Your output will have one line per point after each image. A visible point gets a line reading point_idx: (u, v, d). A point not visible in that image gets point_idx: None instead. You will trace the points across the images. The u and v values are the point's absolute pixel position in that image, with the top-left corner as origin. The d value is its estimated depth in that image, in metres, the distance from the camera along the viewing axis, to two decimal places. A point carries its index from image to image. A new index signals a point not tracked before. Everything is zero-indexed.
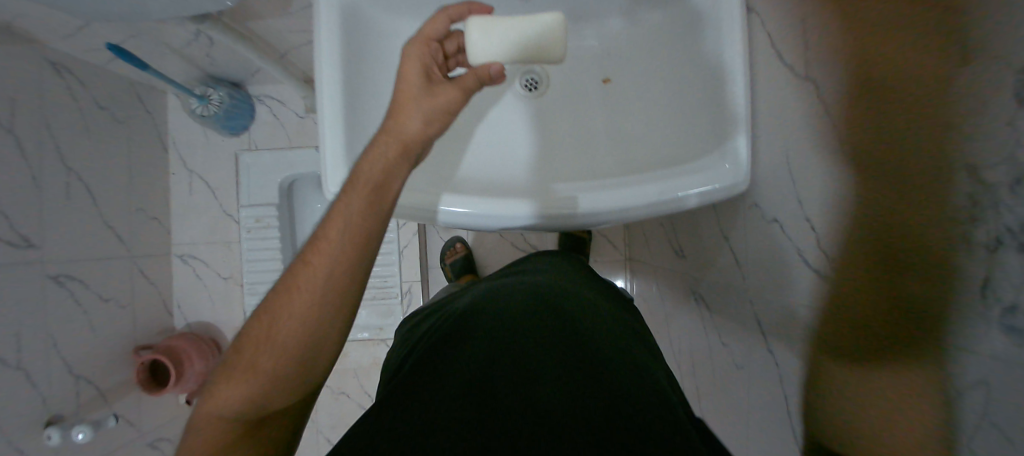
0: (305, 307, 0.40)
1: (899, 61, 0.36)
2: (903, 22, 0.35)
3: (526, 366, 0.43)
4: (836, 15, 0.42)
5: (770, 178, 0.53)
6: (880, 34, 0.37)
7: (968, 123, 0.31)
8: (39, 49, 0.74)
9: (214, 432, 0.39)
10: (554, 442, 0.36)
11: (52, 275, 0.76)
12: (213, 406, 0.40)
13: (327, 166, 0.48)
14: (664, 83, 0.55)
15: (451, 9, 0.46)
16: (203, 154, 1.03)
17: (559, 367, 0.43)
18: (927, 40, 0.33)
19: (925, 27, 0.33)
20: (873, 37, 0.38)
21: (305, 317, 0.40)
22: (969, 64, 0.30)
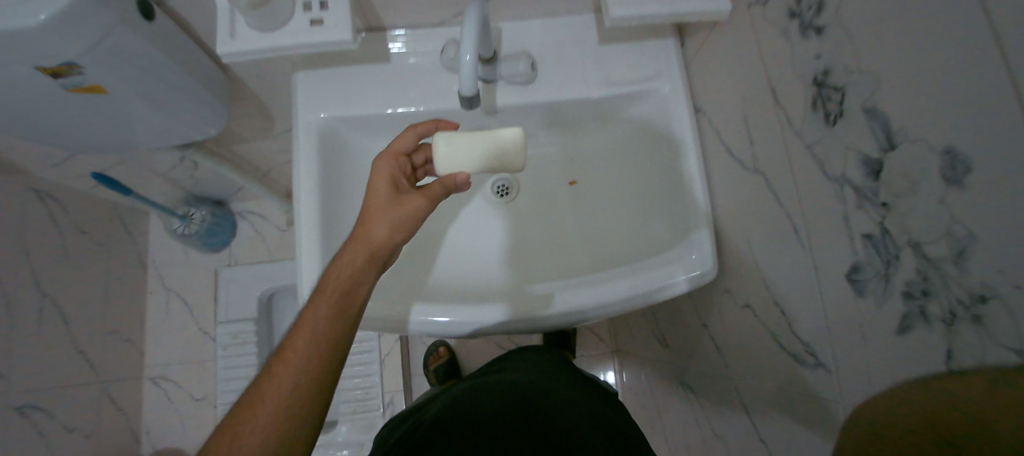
0: (268, 424, 0.37)
1: (832, 150, 0.39)
2: (831, 117, 0.39)
3: None
4: (771, 110, 0.47)
5: (737, 265, 0.56)
6: (813, 128, 0.41)
7: (904, 205, 0.33)
8: (28, 180, 0.76)
9: None
10: None
11: (17, 407, 0.72)
12: None
13: (304, 278, 0.49)
14: (626, 177, 0.60)
15: (419, 126, 0.50)
16: (183, 270, 1.04)
17: None
18: (851, 134, 0.37)
19: (851, 121, 0.37)
20: (806, 134, 0.42)
21: (269, 435, 0.37)
22: (895, 149, 0.33)
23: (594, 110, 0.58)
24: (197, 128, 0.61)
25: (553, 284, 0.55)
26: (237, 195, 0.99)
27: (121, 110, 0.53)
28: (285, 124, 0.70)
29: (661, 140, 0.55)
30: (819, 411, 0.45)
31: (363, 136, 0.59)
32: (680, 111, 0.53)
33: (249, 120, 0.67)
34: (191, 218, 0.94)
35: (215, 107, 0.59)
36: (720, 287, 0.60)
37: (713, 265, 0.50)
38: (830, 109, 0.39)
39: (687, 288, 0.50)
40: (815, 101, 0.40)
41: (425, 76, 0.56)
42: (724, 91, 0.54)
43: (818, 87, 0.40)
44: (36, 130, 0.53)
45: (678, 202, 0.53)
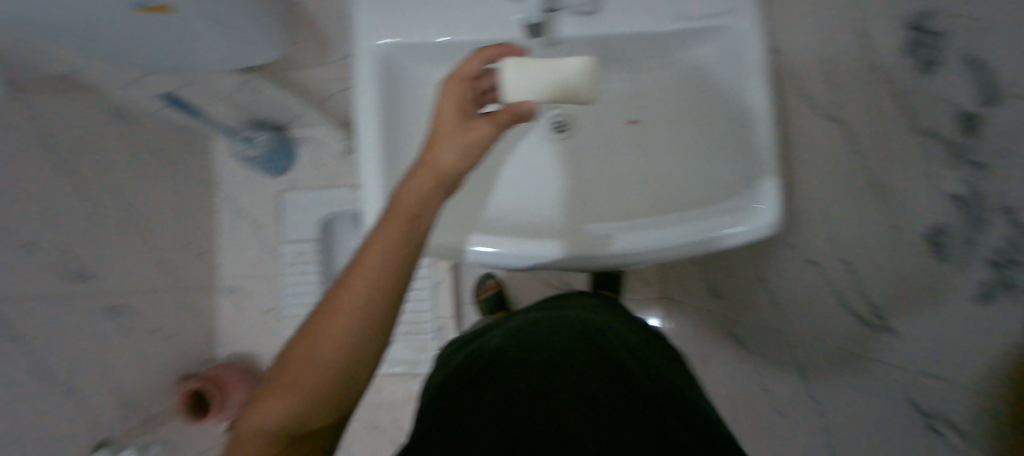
0: (343, 334, 0.40)
1: (926, 103, 0.36)
2: (927, 64, 0.36)
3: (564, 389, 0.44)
4: (857, 55, 0.43)
5: (806, 219, 0.53)
6: (910, 74, 0.38)
7: (1004, 164, 0.31)
8: (98, 96, 0.80)
9: (256, 445, 0.39)
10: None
11: (109, 309, 0.80)
12: (253, 421, 0.40)
13: (367, 205, 0.51)
14: (693, 119, 0.56)
15: (486, 50, 0.48)
16: (247, 193, 1.08)
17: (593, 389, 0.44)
18: (952, 83, 0.34)
19: (951, 69, 0.34)
20: (900, 81, 0.39)
21: (343, 344, 0.40)
22: (999, 105, 0.31)
23: (659, 46, 0.54)
24: (259, 53, 0.62)
25: (608, 227, 0.54)
26: (296, 122, 1.00)
27: (189, 35, 0.54)
28: (340, 53, 0.70)
29: (728, 87, 0.52)
30: (881, 367, 0.44)
31: (421, 64, 0.58)
32: (756, 51, 0.49)
33: (309, 46, 0.67)
34: (254, 141, 0.97)
35: (272, 32, 0.59)
36: (784, 241, 0.58)
37: (774, 220, 0.47)
38: (926, 55, 0.36)
39: (743, 240, 0.48)
40: (913, 47, 0.37)
41: (488, 3, 0.53)
42: (805, 29, 0.49)
43: (914, 32, 0.37)
44: (116, 54, 0.56)
45: (744, 151, 0.50)
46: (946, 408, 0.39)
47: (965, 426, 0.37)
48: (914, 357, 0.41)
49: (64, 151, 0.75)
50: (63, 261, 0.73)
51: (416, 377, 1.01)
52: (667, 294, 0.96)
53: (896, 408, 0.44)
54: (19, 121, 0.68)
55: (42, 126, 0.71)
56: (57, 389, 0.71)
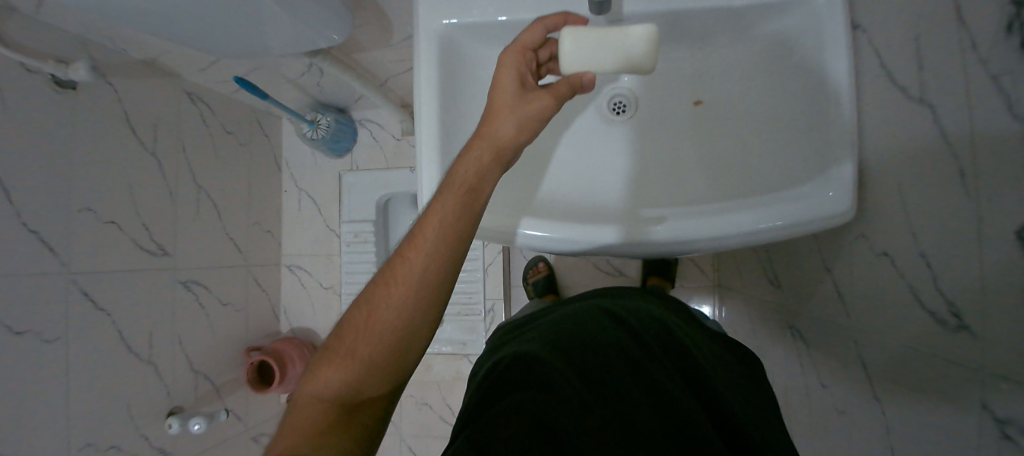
0: (401, 299, 0.42)
1: None
2: None
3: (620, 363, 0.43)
4: (952, 31, 0.40)
5: (879, 207, 0.50)
6: (1003, 54, 0.35)
7: None
8: (180, 80, 0.85)
9: (315, 409, 0.40)
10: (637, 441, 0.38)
11: (182, 280, 0.86)
12: (315, 385, 0.41)
13: (423, 183, 0.52)
14: (760, 100, 0.54)
15: (547, 21, 0.48)
16: (312, 172, 1.12)
17: (649, 372, 0.42)
18: None
19: None
20: (996, 60, 0.36)
21: (401, 308, 0.42)
22: None
23: (727, 22, 0.52)
24: (323, 36, 0.64)
25: (663, 211, 0.54)
26: (358, 104, 1.03)
27: (261, 19, 0.57)
28: (402, 36, 0.70)
29: (806, 67, 0.49)
30: (949, 369, 0.42)
31: (479, 44, 0.59)
32: (836, 26, 0.46)
33: (369, 29, 0.69)
34: (318, 123, 1.00)
35: (338, 16, 0.61)
36: (853, 232, 0.54)
37: (849, 206, 0.45)
38: None
39: (811, 228, 0.46)
40: (1009, 22, 0.35)
41: None
42: (897, 3, 0.46)
43: (1016, 6, 0.34)
44: (194, 37, 0.59)
45: (820, 133, 0.48)
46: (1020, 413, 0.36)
47: None
48: (988, 363, 0.38)
49: (148, 133, 0.80)
50: (140, 235, 0.79)
51: (465, 358, 1.04)
52: (723, 283, 0.93)
53: (959, 412, 0.42)
54: (103, 104, 0.73)
55: (124, 108, 0.76)
56: (134, 355, 0.77)
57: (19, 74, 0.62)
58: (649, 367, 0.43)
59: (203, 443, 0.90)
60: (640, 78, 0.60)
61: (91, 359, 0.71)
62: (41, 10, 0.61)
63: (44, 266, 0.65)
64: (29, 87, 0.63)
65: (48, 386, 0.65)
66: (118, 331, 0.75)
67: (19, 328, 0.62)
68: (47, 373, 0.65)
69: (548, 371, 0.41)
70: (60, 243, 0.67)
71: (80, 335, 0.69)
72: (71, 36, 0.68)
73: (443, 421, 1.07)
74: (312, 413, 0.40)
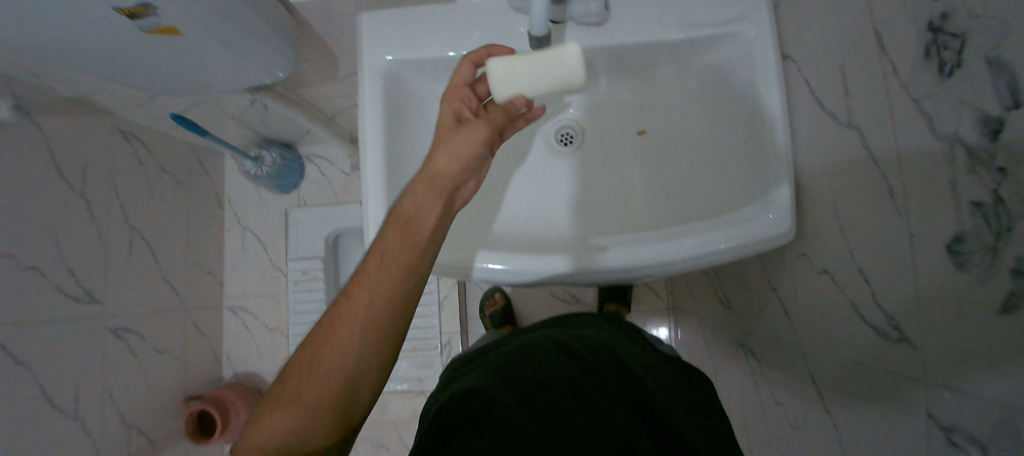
0: (347, 340, 0.40)
1: (945, 107, 0.36)
2: (947, 67, 0.35)
3: (569, 391, 0.42)
4: (872, 59, 0.42)
5: (818, 227, 0.51)
6: (922, 79, 0.37)
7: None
8: (111, 120, 0.82)
9: None
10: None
11: (113, 329, 0.81)
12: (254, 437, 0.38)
13: (370, 220, 0.52)
14: (703, 126, 0.56)
15: (475, 54, 0.51)
16: (257, 210, 1.09)
17: (597, 399, 0.42)
18: (972, 87, 0.34)
19: (971, 75, 0.33)
20: (914, 86, 0.38)
21: (348, 350, 0.40)
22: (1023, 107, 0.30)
23: (669, 54, 0.54)
24: (265, 72, 0.62)
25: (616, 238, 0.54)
26: (305, 138, 1.02)
27: (196, 55, 0.55)
28: (348, 69, 0.70)
29: (741, 95, 0.51)
30: (895, 385, 0.43)
31: (424, 79, 0.59)
32: (767, 58, 0.48)
33: (314, 63, 0.68)
34: (263, 160, 0.99)
35: (280, 52, 0.60)
36: (794, 251, 0.56)
37: (788, 228, 0.47)
38: (945, 58, 0.35)
39: (750, 251, 0.47)
40: (928, 48, 0.37)
41: (492, 16, 0.54)
42: (816, 34, 0.48)
43: (931, 33, 0.36)
44: (124, 72, 0.57)
45: (757, 158, 0.49)
46: (961, 422, 0.37)
47: (983, 438, 0.36)
48: (934, 380, 0.39)
49: (76, 174, 0.76)
50: (69, 282, 0.74)
51: (424, 395, 1.00)
52: (676, 307, 0.94)
53: (910, 430, 0.42)
54: (25, 144, 0.69)
55: (50, 149, 0.72)
56: (60, 413, 0.71)
57: None
58: (603, 403, 0.42)
59: None
60: (586, 109, 0.61)
61: (10, 421, 0.65)
62: None
63: None
64: None
65: None
66: (42, 388, 0.69)
67: None
68: None
69: (498, 404, 0.39)
70: None
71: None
72: None
73: None
74: None
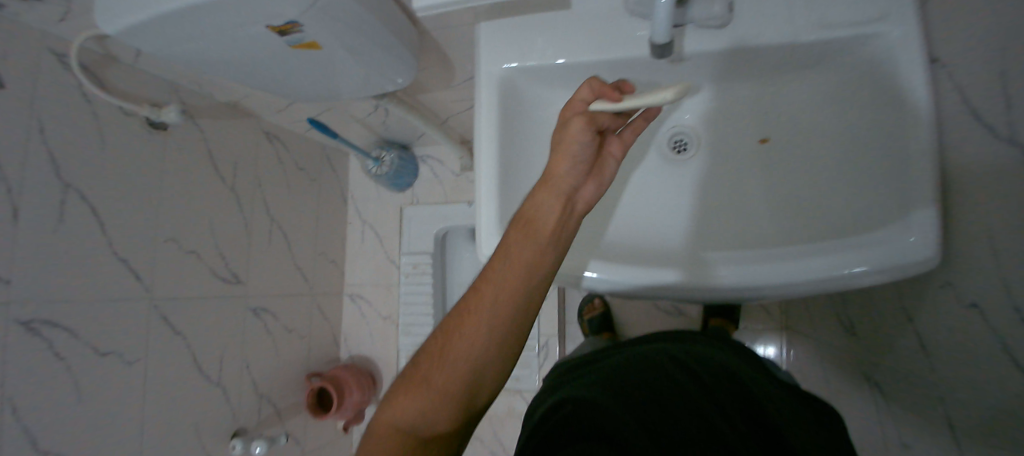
0: (474, 328, 0.46)
1: None
2: None
3: (669, 399, 0.43)
4: None
5: (968, 255, 0.46)
6: None
7: None
8: (260, 121, 0.97)
9: (387, 438, 0.42)
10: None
11: (253, 308, 0.94)
12: (388, 414, 0.44)
13: (483, 222, 0.55)
14: (835, 136, 0.53)
15: (600, 84, 0.48)
16: (375, 205, 1.21)
17: (700, 408, 0.42)
18: None
19: None
20: None
21: (473, 337, 0.45)
22: None
23: (799, 57, 0.51)
24: (390, 80, 0.68)
25: (727, 253, 0.53)
26: (419, 140, 1.09)
27: (336, 67, 0.61)
28: (463, 74, 0.73)
29: (886, 103, 0.47)
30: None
31: (538, 85, 0.61)
32: (912, 67, 0.44)
33: (433, 71, 0.72)
34: (383, 159, 1.06)
35: (404, 62, 0.64)
36: (937, 280, 0.50)
37: (931, 255, 0.42)
38: None
39: (874, 275, 0.44)
40: None
41: (608, 22, 0.54)
42: (971, 38, 0.43)
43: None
44: (275, 86, 0.66)
45: (899, 174, 0.45)
46: None
47: None
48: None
49: (230, 168, 0.90)
50: (218, 263, 0.87)
51: (519, 393, 1.07)
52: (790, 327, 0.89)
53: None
54: (189, 143, 0.82)
55: (208, 146, 0.85)
56: (206, 378, 0.84)
57: (119, 115, 0.72)
58: (708, 411, 0.42)
59: None
60: (703, 116, 0.60)
61: (165, 380, 0.77)
62: (139, 58, 0.71)
63: (130, 292, 0.72)
64: (128, 128, 0.73)
65: (129, 403, 0.71)
66: (193, 355, 0.82)
67: (101, 350, 0.68)
68: (127, 392, 0.71)
69: (597, 401, 0.42)
70: (145, 271, 0.75)
71: (160, 357, 0.76)
72: (165, 82, 0.79)
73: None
74: (383, 443, 0.42)
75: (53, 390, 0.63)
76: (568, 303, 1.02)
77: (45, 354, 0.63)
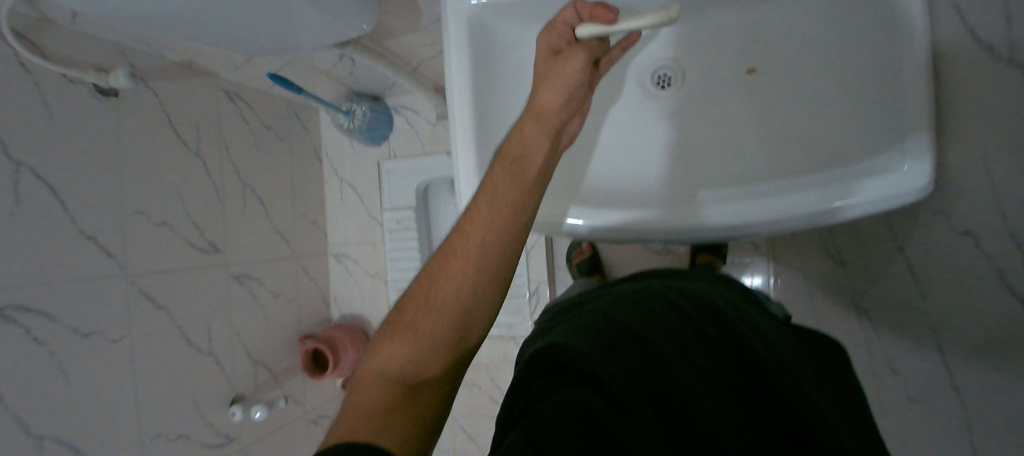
0: (463, 270, 0.45)
1: None
2: None
3: (649, 327, 0.41)
4: None
5: (960, 175, 0.44)
6: None
7: None
8: (216, 80, 0.91)
9: (373, 386, 0.42)
10: (669, 393, 0.36)
11: (235, 275, 0.93)
12: (375, 363, 0.43)
13: (460, 173, 0.53)
14: (824, 60, 0.50)
15: (585, 4, 0.47)
16: (351, 162, 1.16)
17: (679, 333, 0.41)
18: None
19: None
20: None
21: (462, 280, 0.45)
22: None
23: None
24: (353, 27, 0.63)
25: (717, 191, 0.52)
26: (391, 90, 1.04)
27: (291, 18, 0.57)
28: (431, 16, 0.68)
29: (876, 21, 0.44)
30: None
31: (510, 23, 0.57)
32: None
33: (398, 15, 0.67)
34: (354, 113, 1.04)
35: (364, 6, 0.59)
36: (932, 207, 0.49)
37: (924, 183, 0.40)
38: None
39: (871, 211, 0.43)
40: None
41: None
42: None
43: None
44: (227, 42, 0.61)
45: (891, 97, 0.43)
46: None
47: None
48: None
49: (192, 135, 0.86)
50: (193, 233, 0.85)
51: (512, 341, 1.10)
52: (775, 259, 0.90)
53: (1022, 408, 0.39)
54: (143, 108, 0.79)
55: (166, 110, 0.82)
56: (195, 349, 0.84)
57: (65, 86, 0.68)
58: (686, 338, 0.41)
59: (267, 427, 0.98)
60: (685, 47, 0.57)
61: (154, 355, 0.78)
62: (75, 20, 0.67)
63: (104, 270, 0.72)
64: (75, 97, 0.69)
65: (119, 377, 0.72)
66: (179, 328, 0.82)
67: (82, 331, 0.68)
68: (114, 368, 0.72)
69: (577, 339, 0.40)
70: (117, 248, 0.74)
71: (144, 331, 0.76)
72: (108, 44, 0.74)
73: (491, 402, 1.15)
74: (370, 390, 0.42)
75: (42, 371, 0.64)
76: (557, 250, 1.01)
77: (23, 339, 0.62)
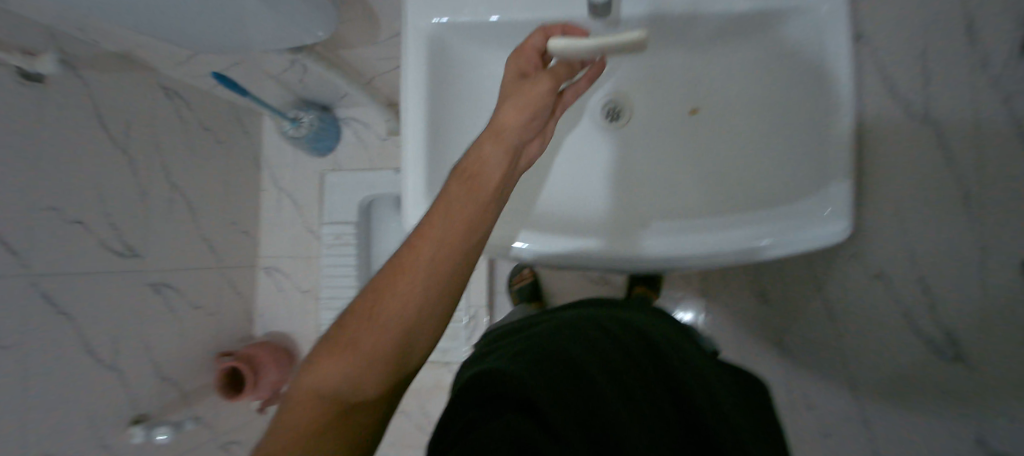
0: (411, 286, 0.42)
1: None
2: None
3: (588, 355, 0.40)
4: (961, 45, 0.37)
5: (866, 223, 0.47)
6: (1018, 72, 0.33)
7: None
8: (153, 74, 0.87)
9: (310, 408, 0.38)
10: (605, 424, 0.34)
11: (152, 282, 0.87)
12: (310, 381, 0.39)
13: (409, 189, 0.51)
14: (754, 107, 0.53)
15: (552, 28, 0.49)
16: (292, 173, 1.13)
17: (616, 363, 0.40)
18: None
19: None
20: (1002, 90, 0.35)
21: (410, 296, 0.42)
22: None
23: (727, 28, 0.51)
24: (306, 33, 0.62)
25: (669, 222, 0.52)
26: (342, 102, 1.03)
27: (237, 15, 0.55)
28: (390, 30, 0.68)
29: (808, 73, 0.47)
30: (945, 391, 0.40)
31: (472, 47, 0.58)
32: (838, 39, 0.44)
33: (357, 26, 0.67)
34: (300, 121, 1.01)
35: (320, 12, 0.58)
36: (844, 251, 0.51)
37: (846, 228, 0.43)
38: None
39: (814, 248, 0.44)
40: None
41: None
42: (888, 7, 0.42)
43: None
44: (173, 36, 0.59)
45: (816, 145, 0.46)
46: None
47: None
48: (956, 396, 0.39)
49: (119, 125, 0.82)
50: (110, 235, 0.79)
51: (446, 367, 1.06)
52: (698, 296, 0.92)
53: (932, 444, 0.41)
54: (69, 97, 0.74)
55: (93, 101, 0.77)
56: (96, 361, 0.77)
57: None
58: (623, 369, 0.40)
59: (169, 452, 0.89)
60: (632, 85, 0.59)
61: (49, 364, 0.70)
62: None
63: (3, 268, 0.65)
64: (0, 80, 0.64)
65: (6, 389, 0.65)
66: (81, 337, 0.74)
67: None
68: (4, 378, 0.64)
69: (517, 366, 0.37)
70: (21, 244, 0.67)
71: (41, 338, 0.69)
72: (45, 28, 0.70)
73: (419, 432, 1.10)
74: (306, 413, 0.38)
75: None
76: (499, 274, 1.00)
77: None
